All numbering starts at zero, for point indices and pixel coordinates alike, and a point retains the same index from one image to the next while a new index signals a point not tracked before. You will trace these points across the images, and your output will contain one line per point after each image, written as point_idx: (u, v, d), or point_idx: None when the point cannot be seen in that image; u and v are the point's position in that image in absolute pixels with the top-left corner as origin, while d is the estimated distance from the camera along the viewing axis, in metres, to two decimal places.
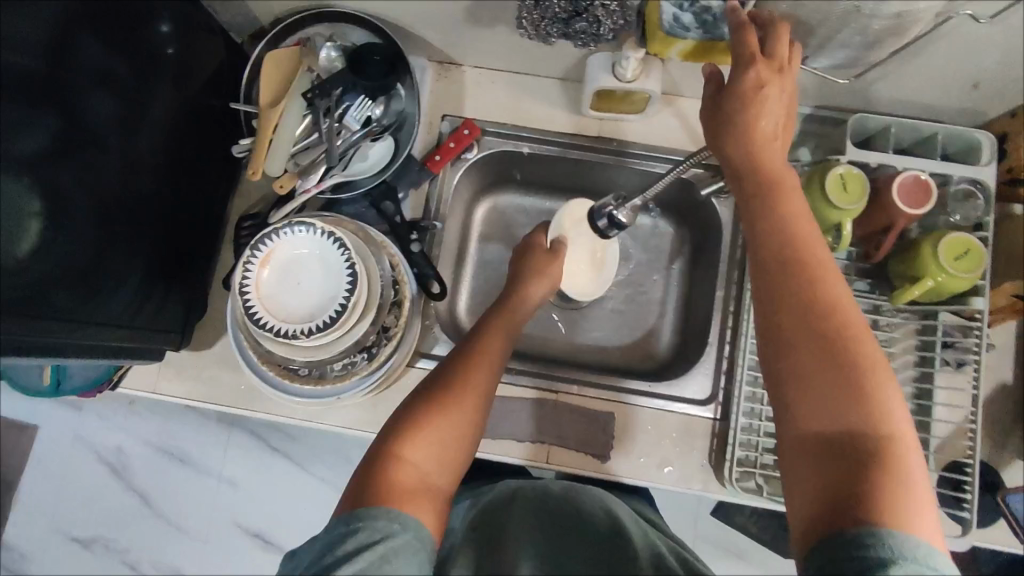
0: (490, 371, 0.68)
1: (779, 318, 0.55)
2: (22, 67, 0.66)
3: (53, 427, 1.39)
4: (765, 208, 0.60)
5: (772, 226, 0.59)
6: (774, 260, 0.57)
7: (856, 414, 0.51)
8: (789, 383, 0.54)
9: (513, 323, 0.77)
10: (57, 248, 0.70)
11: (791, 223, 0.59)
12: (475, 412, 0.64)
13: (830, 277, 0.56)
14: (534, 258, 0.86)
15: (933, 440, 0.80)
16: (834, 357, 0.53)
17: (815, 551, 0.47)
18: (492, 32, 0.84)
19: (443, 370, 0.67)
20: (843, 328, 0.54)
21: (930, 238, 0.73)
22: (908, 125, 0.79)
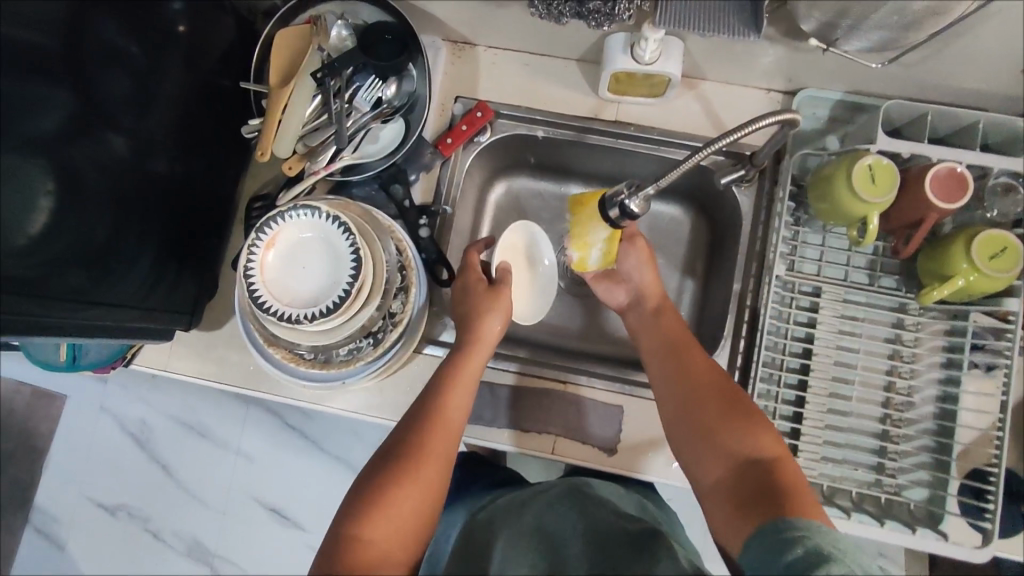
0: (452, 428, 0.67)
1: (685, 425, 0.67)
2: (36, 43, 0.67)
3: (79, 397, 1.43)
4: (661, 366, 0.74)
5: (664, 373, 0.73)
6: (670, 389, 0.71)
7: (745, 440, 0.62)
8: (701, 453, 0.65)
9: (478, 366, 0.73)
10: (66, 228, 0.70)
11: (680, 357, 0.73)
12: (439, 479, 0.64)
13: (702, 364, 0.71)
14: (474, 296, 0.77)
15: (956, 447, 0.76)
16: (724, 415, 0.65)
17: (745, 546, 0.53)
18: (507, 11, 0.81)
19: (399, 438, 0.65)
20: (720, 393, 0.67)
21: (964, 234, 0.69)
22: (945, 113, 0.74)
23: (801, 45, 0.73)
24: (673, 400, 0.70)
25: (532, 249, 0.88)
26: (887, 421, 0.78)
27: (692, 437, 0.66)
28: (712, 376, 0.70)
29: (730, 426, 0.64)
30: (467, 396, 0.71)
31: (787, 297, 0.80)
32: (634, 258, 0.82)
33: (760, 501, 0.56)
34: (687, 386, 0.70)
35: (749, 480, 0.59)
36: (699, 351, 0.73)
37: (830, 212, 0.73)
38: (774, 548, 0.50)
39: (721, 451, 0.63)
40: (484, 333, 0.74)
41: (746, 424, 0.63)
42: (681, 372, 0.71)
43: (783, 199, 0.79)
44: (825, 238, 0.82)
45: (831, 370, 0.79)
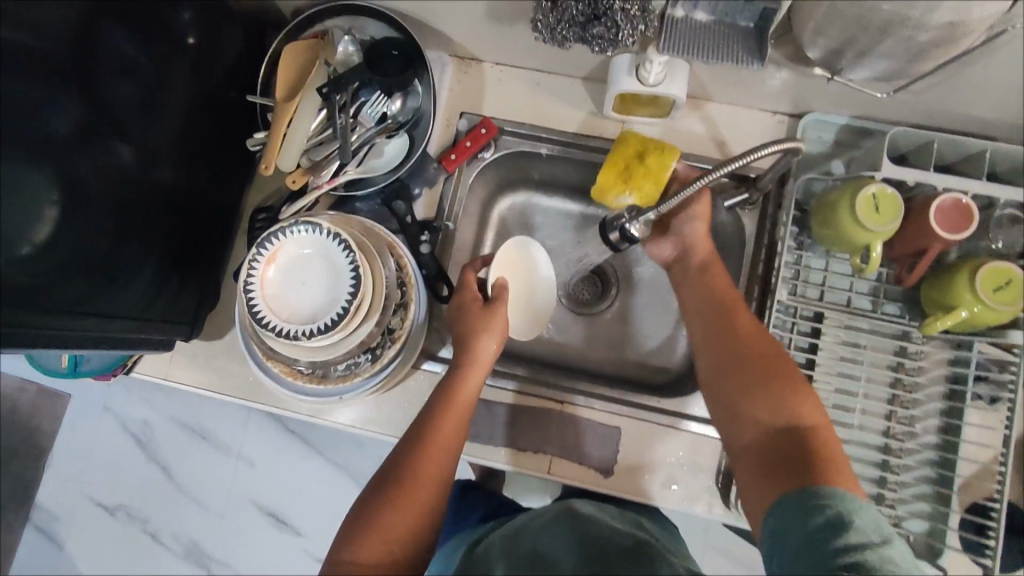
0: (446, 449, 0.67)
1: (727, 380, 0.66)
2: (46, 56, 0.68)
3: (83, 396, 1.44)
4: (705, 318, 0.71)
5: (708, 326, 0.70)
6: (716, 342, 0.68)
7: (791, 405, 0.61)
8: (741, 412, 0.63)
9: (475, 386, 0.73)
10: (71, 235, 0.71)
11: (726, 311, 0.70)
12: (431, 499, 0.63)
13: (749, 322, 0.69)
14: (470, 315, 0.76)
15: (958, 480, 0.75)
16: (763, 380, 0.63)
17: (782, 517, 0.54)
18: (513, 29, 0.81)
19: (396, 458, 0.65)
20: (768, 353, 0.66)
21: (969, 264, 0.68)
22: (952, 141, 0.74)
23: (807, 71, 0.73)
24: (713, 359, 0.68)
25: (529, 262, 0.86)
26: (888, 452, 0.77)
27: (734, 394, 0.65)
28: (754, 338, 0.67)
29: (769, 392, 0.62)
30: (461, 414, 0.70)
31: (788, 322, 0.80)
32: (688, 210, 0.76)
33: (792, 473, 0.57)
34: (734, 343, 0.67)
35: (782, 449, 0.59)
36: (744, 306, 0.71)
37: (832, 237, 0.73)
38: (804, 517, 0.52)
39: (756, 417, 0.62)
40: (482, 353, 0.74)
41: (792, 389, 0.62)
42: (725, 328, 0.69)
43: (786, 224, 0.79)
44: (829, 263, 0.81)
45: (831, 396, 0.79)
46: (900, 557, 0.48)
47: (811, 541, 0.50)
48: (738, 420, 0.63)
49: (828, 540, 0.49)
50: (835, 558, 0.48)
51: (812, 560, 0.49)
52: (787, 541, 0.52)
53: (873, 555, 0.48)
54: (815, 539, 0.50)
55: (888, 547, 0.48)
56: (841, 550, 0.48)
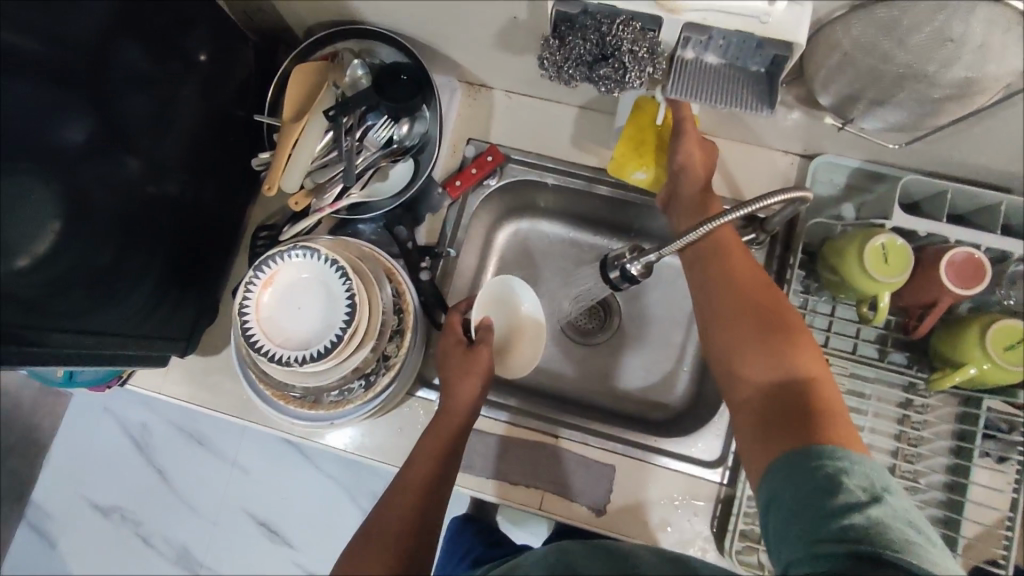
0: (426, 494, 0.66)
1: (729, 339, 0.63)
2: (60, 67, 0.68)
3: (84, 397, 1.44)
4: (706, 273, 0.68)
5: (709, 282, 0.67)
6: (719, 298, 0.65)
7: (792, 360, 0.59)
8: (741, 369, 0.61)
9: (461, 415, 0.72)
10: (74, 248, 0.70)
11: (728, 265, 0.67)
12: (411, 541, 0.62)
13: (752, 275, 0.66)
14: (452, 360, 0.75)
15: (962, 540, 0.71)
16: (765, 336, 0.61)
17: (780, 478, 0.52)
18: (523, 59, 0.80)
19: (382, 507, 0.65)
20: (770, 308, 0.63)
21: (980, 319, 0.66)
22: (966, 192, 0.72)
23: (819, 114, 0.72)
24: (714, 314, 0.66)
25: (511, 299, 0.84)
26: None
27: (734, 351, 0.62)
28: (756, 290, 0.64)
29: (771, 346, 0.60)
30: (443, 452, 0.69)
31: None
32: (684, 151, 0.72)
33: (790, 431, 0.55)
34: (735, 299, 0.65)
35: (783, 405, 0.57)
36: (747, 257, 0.67)
37: (841, 285, 0.71)
38: (799, 479, 0.51)
39: (756, 375, 0.60)
40: (464, 395, 0.73)
41: (793, 344, 0.60)
42: (727, 282, 0.66)
43: (794, 267, 0.78)
44: (835, 308, 0.80)
45: None
46: (894, 516, 0.46)
47: (805, 503, 0.49)
48: (739, 378, 0.61)
49: (822, 501, 0.48)
50: (830, 518, 0.47)
51: (808, 521, 0.48)
52: (784, 502, 0.51)
53: (863, 515, 0.46)
54: (811, 499, 0.49)
55: (878, 506, 0.47)
56: (837, 510, 0.47)
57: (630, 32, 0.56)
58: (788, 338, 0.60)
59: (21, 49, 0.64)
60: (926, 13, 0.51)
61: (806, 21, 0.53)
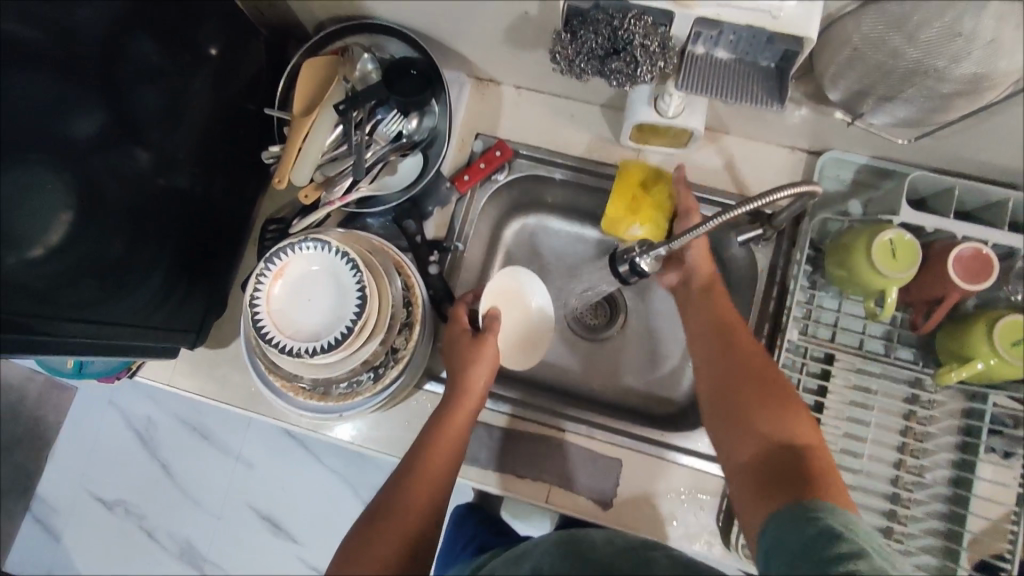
0: (432, 489, 0.66)
1: (726, 402, 0.66)
2: (69, 58, 0.68)
3: (89, 391, 1.45)
4: (708, 341, 0.71)
5: (709, 350, 0.71)
6: (718, 364, 0.69)
7: (787, 426, 0.61)
8: (738, 431, 0.63)
9: (472, 408, 0.73)
10: (85, 240, 0.70)
11: (728, 333, 0.71)
12: (415, 540, 0.63)
13: (750, 343, 0.69)
14: (460, 345, 0.76)
15: (967, 535, 0.72)
16: (767, 401, 0.63)
17: (778, 526, 0.52)
18: (532, 54, 0.80)
19: (385, 498, 0.65)
20: (766, 375, 0.66)
21: (988, 315, 0.66)
22: (974, 189, 0.72)
23: (828, 110, 0.72)
24: (716, 378, 0.68)
25: (518, 293, 0.85)
26: (897, 501, 0.75)
27: (731, 414, 0.65)
28: (759, 359, 0.68)
29: (772, 413, 0.62)
30: (450, 447, 0.70)
31: (797, 362, 0.79)
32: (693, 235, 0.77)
33: (787, 486, 0.55)
34: (733, 364, 0.68)
35: (784, 463, 0.58)
36: (745, 329, 0.72)
37: (848, 280, 0.72)
38: (799, 525, 0.50)
39: (757, 436, 0.61)
40: (471, 391, 0.73)
41: (788, 411, 0.62)
42: (727, 350, 0.69)
43: (800, 261, 0.78)
44: (842, 304, 0.80)
45: (840, 442, 0.77)
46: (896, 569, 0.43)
47: (806, 551, 0.47)
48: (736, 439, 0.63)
49: (818, 551, 0.46)
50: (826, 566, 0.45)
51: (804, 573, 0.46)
52: (784, 550, 0.49)
53: (867, 567, 0.43)
54: (808, 549, 0.47)
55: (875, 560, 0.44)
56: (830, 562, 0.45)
57: (642, 26, 0.56)
58: (783, 404, 0.63)
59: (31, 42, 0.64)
60: (936, 9, 0.51)
61: (817, 16, 0.53)
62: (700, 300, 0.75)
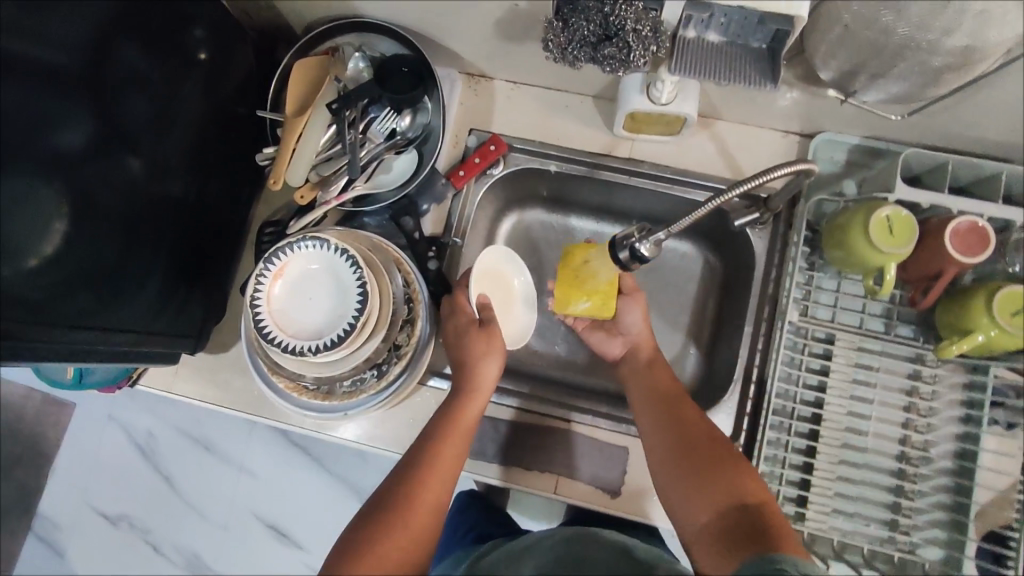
0: (444, 480, 0.66)
1: (676, 468, 0.66)
2: (59, 67, 0.67)
3: (87, 407, 1.43)
4: (653, 409, 0.73)
5: (653, 418, 0.72)
6: (663, 430, 0.70)
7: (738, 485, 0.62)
8: (691, 496, 0.64)
9: (479, 402, 0.73)
10: (82, 248, 0.70)
11: (669, 402, 0.73)
12: (425, 534, 0.62)
13: (690, 410, 0.72)
14: (470, 337, 0.75)
15: (974, 506, 0.73)
16: (711, 464, 0.65)
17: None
18: (524, 47, 0.81)
19: (389, 489, 0.64)
20: (709, 439, 0.68)
21: (986, 287, 0.67)
22: (968, 164, 0.73)
23: (820, 91, 0.72)
24: (661, 445, 0.69)
25: (501, 275, 0.84)
26: (902, 477, 0.77)
27: (682, 479, 0.65)
28: (699, 426, 0.70)
29: (718, 476, 0.64)
30: (461, 440, 0.70)
31: (799, 343, 0.79)
32: (633, 313, 0.82)
33: (747, 544, 0.56)
34: (678, 430, 0.70)
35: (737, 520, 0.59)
36: (685, 396, 0.74)
37: (846, 259, 0.72)
38: None
39: (708, 496, 0.62)
40: (482, 383, 0.73)
41: (737, 470, 0.64)
42: (670, 417, 0.71)
43: (797, 243, 0.78)
44: (840, 283, 0.80)
45: (844, 420, 0.78)
46: None
47: None
48: (691, 503, 0.63)
49: None
50: None
51: None
52: None
53: None
54: None
55: None
56: None
57: (633, 11, 0.56)
58: (730, 465, 0.64)
59: (17, 52, 0.63)
60: None
61: None
62: (642, 375, 0.78)
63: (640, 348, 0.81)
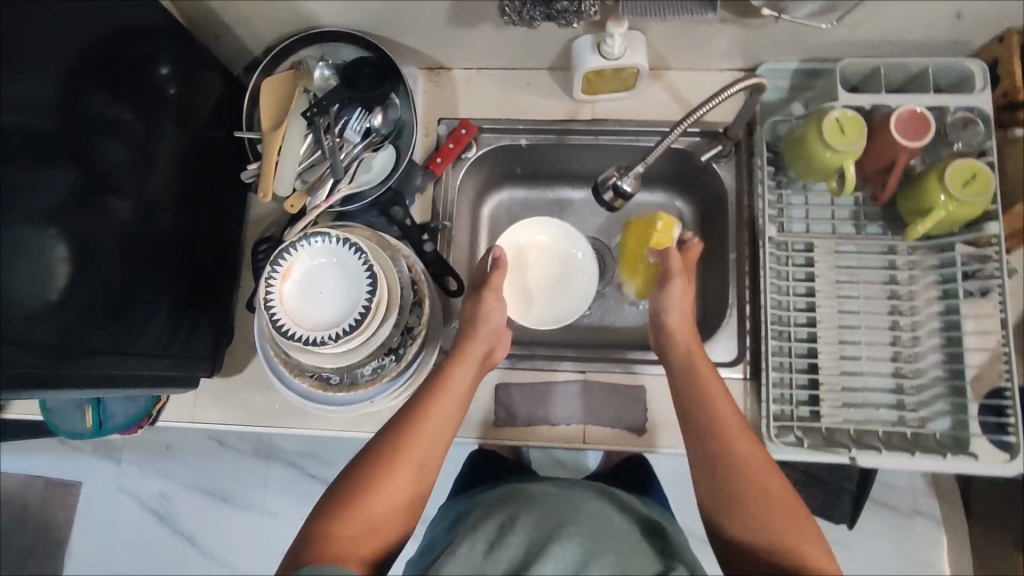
0: (433, 442, 0.67)
1: (723, 498, 0.66)
2: (38, 128, 0.65)
3: (94, 483, 1.40)
4: (697, 410, 0.71)
5: (700, 427, 0.70)
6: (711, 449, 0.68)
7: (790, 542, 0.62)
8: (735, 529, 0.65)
9: (468, 365, 0.74)
10: (83, 291, 0.69)
11: (719, 414, 0.70)
12: (413, 489, 0.65)
13: (741, 432, 0.69)
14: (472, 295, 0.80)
15: (970, 370, 0.78)
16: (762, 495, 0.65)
17: None
18: (477, 30, 0.85)
19: (378, 442, 0.66)
20: (763, 476, 0.66)
21: (936, 166, 0.74)
22: (896, 64, 0.80)
23: (754, 23, 0.79)
24: (711, 471, 0.68)
25: (524, 256, 0.95)
26: (899, 359, 0.82)
27: (725, 508, 0.66)
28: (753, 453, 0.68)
29: (770, 523, 0.63)
30: (457, 404, 0.71)
31: (783, 257, 0.84)
32: (672, 295, 0.79)
33: None
34: (723, 451, 0.68)
35: (773, 560, 0.62)
36: (732, 406, 0.71)
37: (808, 169, 0.78)
38: None
39: (756, 550, 0.63)
40: (473, 347, 0.76)
41: (792, 526, 0.63)
42: (721, 437, 0.68)
43: (762, 166, 0.84)
44: (808, 197, 0.86)
45: (836, 319, 0.83)
46: None
47: None
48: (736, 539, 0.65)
49: None
50: None
51: None
52: None
53: None
54: None
55: None
56: None
57: None
58: (783, 515, 0.63)
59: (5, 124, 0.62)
60: None
61: None
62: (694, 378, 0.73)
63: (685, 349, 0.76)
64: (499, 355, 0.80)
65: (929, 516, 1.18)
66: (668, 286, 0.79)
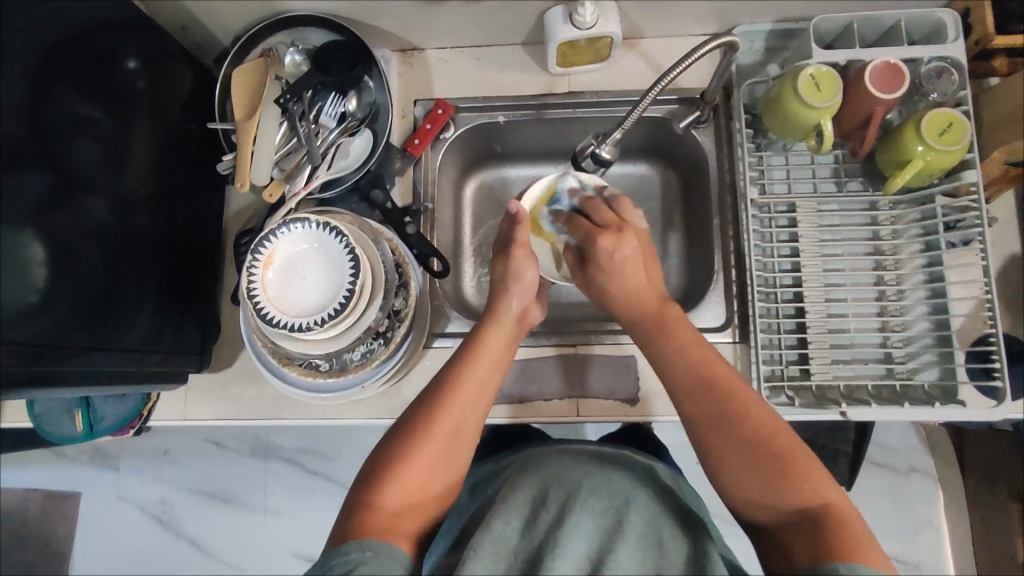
0: (471, 410, 0.67)
1: (710, 436, 0.63)
2: (11, 135, 0.64)
3: (93, 492, 1.39)
4: (663, 340, 0.70)
5: (671, 358, 0.69)
6: (686, 381, 0.67)
7: (792, 482, 0.59)
8: (724, 468, 0.62)
9: (505, 331, 0.73)
10: (63, 291, 0.68)
11: (687, 347, 0.69)
12: (452, 456, 0.64)
13: (724, 366, 0.67)
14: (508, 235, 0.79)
15: (955, 320, 0.79)
16: (769, 472, 0.60)
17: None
18: (447, 8, 0.85)
19: (414, 412, 0.66)
20: (754, 412, 0.63)
21: (912, 118, 0.74)
22: (870, 19, 0.80)
23: None
24: (698, 404, 0.65)
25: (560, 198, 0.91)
26: (885, 315, 0.83)
27: (719, 444, 0.63)
28: (750, 404, 0.64)
29: (770, 462, 0.61)
30: (493, 371, 0.70)
31: (766, 219, 0.85)
32: (630, 246, 0.77)
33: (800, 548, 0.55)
34: (703, 376, 0.66)
35: (793, 516, 0.58)
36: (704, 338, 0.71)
37: (784, 128, 0.78)
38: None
39: (759, 493, 0.60)
40: (506, 309, 0.75)
41: (795, 466, 0.60)
42: (698, 368, 0.67)
43: (741, 129, 0.83)
44: (788, 158, 0.86)
45: (822, 278, 0.83)
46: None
47: None
48: (730, 483, 0.62)
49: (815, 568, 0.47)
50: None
51: None
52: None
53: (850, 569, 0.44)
54: None
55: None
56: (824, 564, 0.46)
57: None
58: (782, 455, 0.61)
59: None
60: None
61: None
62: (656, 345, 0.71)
63: (645, 311, 0.73)
64: (535, 316, 0.79)
65: (926, 473, 1.19)
66: (623, 243, 0.77)
